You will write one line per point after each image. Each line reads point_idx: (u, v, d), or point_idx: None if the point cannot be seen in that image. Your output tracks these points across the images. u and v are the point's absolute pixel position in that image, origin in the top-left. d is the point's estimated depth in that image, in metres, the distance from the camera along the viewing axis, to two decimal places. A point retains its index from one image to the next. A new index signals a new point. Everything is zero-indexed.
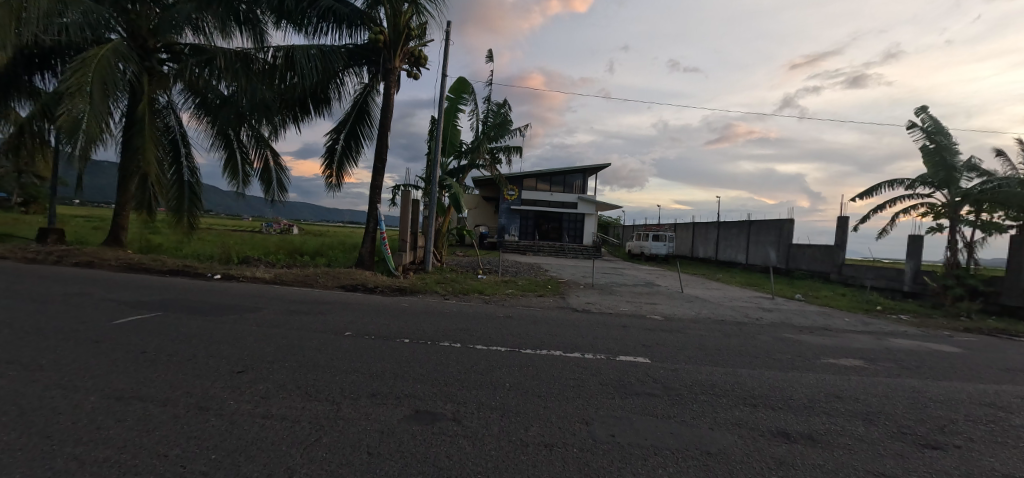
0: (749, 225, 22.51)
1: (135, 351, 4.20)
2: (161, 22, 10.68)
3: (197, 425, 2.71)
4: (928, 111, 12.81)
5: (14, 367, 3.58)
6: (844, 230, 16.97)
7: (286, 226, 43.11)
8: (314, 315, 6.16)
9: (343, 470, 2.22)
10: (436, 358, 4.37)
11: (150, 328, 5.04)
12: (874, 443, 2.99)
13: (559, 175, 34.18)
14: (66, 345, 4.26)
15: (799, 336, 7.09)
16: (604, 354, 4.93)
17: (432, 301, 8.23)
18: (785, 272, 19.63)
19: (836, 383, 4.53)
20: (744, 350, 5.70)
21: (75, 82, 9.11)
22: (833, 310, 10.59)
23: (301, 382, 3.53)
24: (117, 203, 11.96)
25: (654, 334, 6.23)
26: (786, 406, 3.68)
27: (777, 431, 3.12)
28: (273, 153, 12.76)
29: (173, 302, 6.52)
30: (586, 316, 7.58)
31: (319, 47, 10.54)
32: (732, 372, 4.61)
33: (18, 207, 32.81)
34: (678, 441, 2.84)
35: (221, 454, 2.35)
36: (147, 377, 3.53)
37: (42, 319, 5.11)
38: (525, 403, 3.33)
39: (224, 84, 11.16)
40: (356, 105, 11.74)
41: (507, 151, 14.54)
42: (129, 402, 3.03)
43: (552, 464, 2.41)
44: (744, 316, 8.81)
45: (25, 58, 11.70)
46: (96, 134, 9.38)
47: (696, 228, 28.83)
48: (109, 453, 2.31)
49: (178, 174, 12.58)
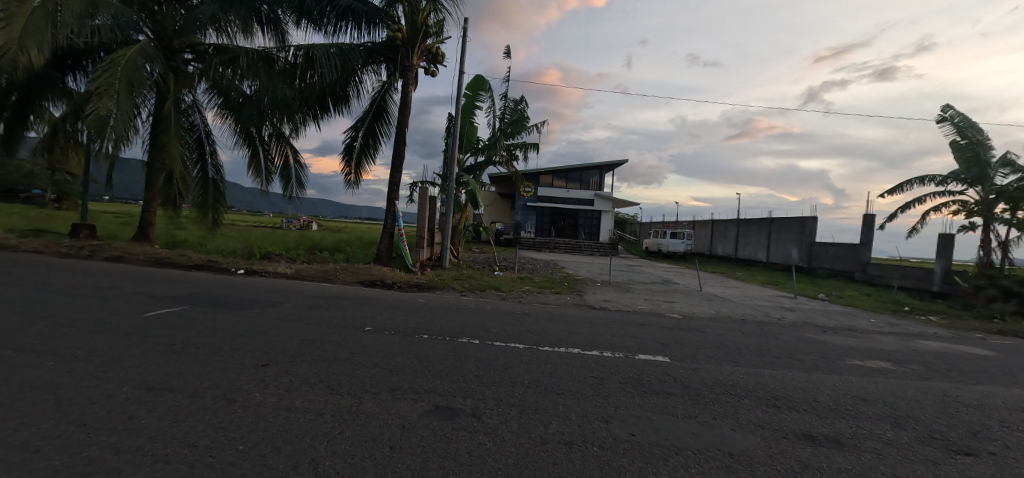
0: (769, 222, 22.06)
1: (165, 343, 4.35)
2: (186, 23, 10.91)
3: (225, 416, 2.79)
4: (954, 107, 12.35)
5: (51, 357, 3.74)
6: (870, 228, 16.46)
7: (305, 222, 43.99)
8: (333, 310, 6.25)
9: (367, 464, 2.25)
10: (454, 354, 4.41)
11: (178, 321, 5.23)
12: (902, 448, 2.90)
13: (575, 172, 33.98)
14: (99, 336, 4.44)
15: (823, 337, 6.90)
16: (623, 352, 4.88)
17: (449, 297, 8.30)
18: (807, 271, 19.18)
19: (861, 385, 4.40)
20: (765, 351, 5.58)
21: (105, 82, 9.43)
22: (857, 310, 10.31)
23: (323, 376, 3.59)
24: (144, 200, 12.25)
25: (673, 333, 6.15)
26: (811, 407, 3.60)
27: (801, 432, 3.06)
28: (294, 150, 12.98)
29: (199, 296, 6.73)
30: (603, 313, 7.51)
31: (337, 46, 10.65)
32: (753, 372, 4.52)
33: (51, 204, 33.70)
34: (700, 441, 2.80)
35: (249, 445, 2.42)
36: (176, 368, 3.66)
37: (77, 311, 5.35)
38: (544, 400, 3.32)
39: (246, 83, 11.38)
40: (374, 103, 11.86)
41: (523, 148, 14.48)
42: (157, 393, 3.12)
43: (572, 461, 2.40)
44: (764, 316, 8.60)
45: (57, 58, 12.08)
46: (123, 132, 9.67)
47: (715, 226, 28.33)
48: (142, 442, 2.40)
49: (203, 172, 12.85)
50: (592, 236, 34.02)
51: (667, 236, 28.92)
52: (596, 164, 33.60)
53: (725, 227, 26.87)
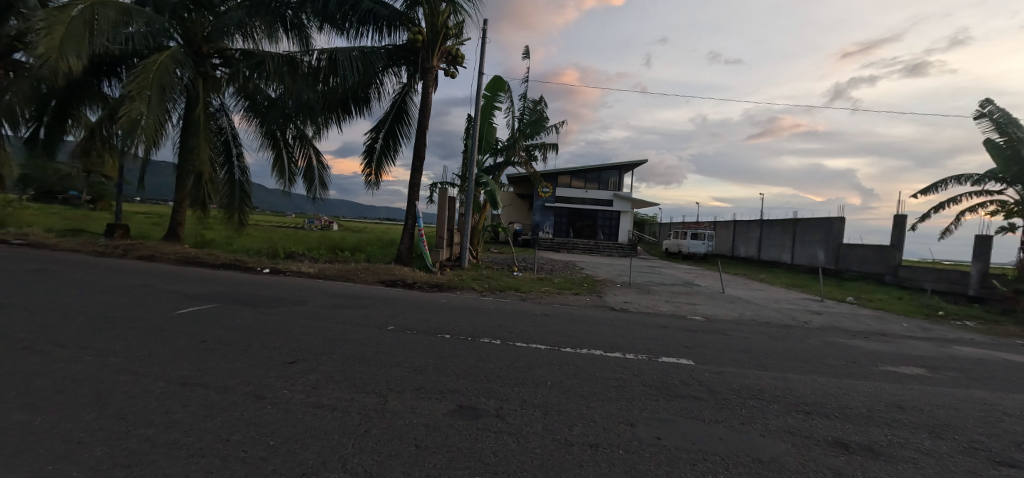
0: (794, 223, 21.49)
1: (196, 340, 4.47)
2: (215, 29, 11.24)
3: (256, 411, 2.86)
4: (994, 102, 11.83)
5: (90, 352, 3.89)
6: (901, 229, 15.88)
7: (326, 223, 44.78)
8: (356, 309, 6.34)
9: (394, 462, 2.27)
10: (476, 354, 4.42)
11: (207, 318, 5.37)
12: (942, 458, 2.78)
13: (593, 172, 33.77)
14: (134, 332, 4.59)
15: (852, 341, 6.68)
16: (645, 354, 4.82)
17: (470, 297, 8.35)
18: (833, 273, 18.62)
19: (896, 392, 4.24)
20: (793, 355, 5.44)
21: (137, 87, 9.78)
22: (888, 314, 9.96)
23: (348, 374, 3.65)
24: (174, 201, 12.66)
25: (697, 336, 6.05)
26: (843, 414, 3.49)
27: (833, 439, 2.97)
28: (316, 152, 13.23)
29: (227, 294, 6.92)
30: (624, 315, 7.44)
31: (359, 49, 10.81)
32: (781, 377, 4.41)
33: (86, 204, 35.26)
34: (727, 446, 2.74)
35: (279, 440, 2.47)
36: (208, 364, 3.76)
37: (113, 307, 5.56)
38: (568, 402, 3.30)
39: (271, 86, 11.66)
40: (395, 105, 12.01)
41: (542, 148, 14.46)
42: (191, 388, 3.22)
43: (598, 464, 2.37)
44: (790, 319, 8.38)
45: (95, 65, 12.55)
46: (153, 135, 9.99)
47: (737, 227, 27.75)
48: (177, 436, 2.47)
49: (230, 173, 13.20)
50: (611, 237, 33.73)
51: (688, 236, 28.46)
52: (614, 164, 33.32)
53: (748, 228, 26.30)
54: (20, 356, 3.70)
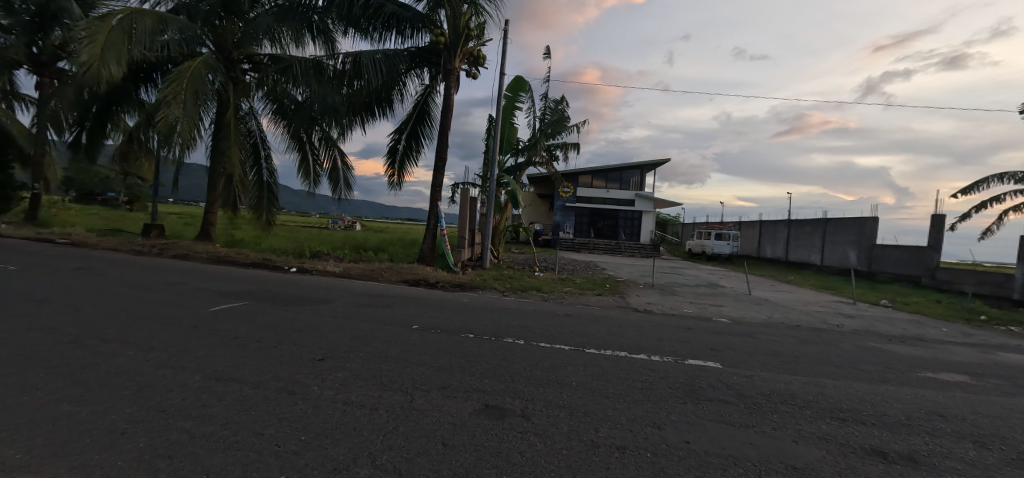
0: (823, 223, 20.82)
1: (229, 336, 4.63)
2: (244, 36, 11.60)
3: (288, 406, 2.94)
4: None
5: (131, 347, 4.06)
6: (939, 230, 15.21)
7: (349, 224, 45.62)
8: (381, 308, 6.44)
9: (422, 459, 2.30)
10: (500, 354, 4.44)
11: (240, 315, 5.55)
12: (990, 470, 2.65)
13: (614, 172, 33.46)
14: (171, 328, 4.78)
15: (888, 346, 6.44)
16: (671, 357, 4.74)
17: (493, 297, 8.38)
18: (866, 275, 17.96)
19: (937, 399, 4.05)
20: (825, 359, 5.26)
21: (172, 92, 10.17)
22: (925, 318, 9.56)
23: (375, 371, 3.72)
24: (207, 202, 13.12)
25: (723, 338, 5.92)
26: (881, 421, 3.36)
27: (870, 447, 2.87)
28: (341, 153, 13.52)
29: (257, 292, 7.13)
30: (649, 316, 7.34)
31: (383, 52, 10.99)
32: (813, 382, 4.27)
33: (123, 205, 36.95)
34: (759, 452, 2.68)
35: (310, 435, 2.53)
36: (241, 360, 3.88)
37: (151, 304, 5.80)
38: (593, 403, 3.28)
39: (298, 90, 11.96)
40: (417, 106, 12.15)
41: (563, 148, 14.40)
42: (225, 383, 3.33)
43: (626, 467, 2.35)
44: (820, 322, 8.12)
45: (133, 72, 13.03)
46: (188, 138, 10.38)
47: (764, 227, 27.05)
48: (214, 429, 2.56)
49: (258, 175, 13.60)
50: (632, 237, 33.34)
51: (711, 237, 27.91)
52: (636, 163, 32.92)
53: (775, 229, 25.61)
54: (67, 350, 3.90)
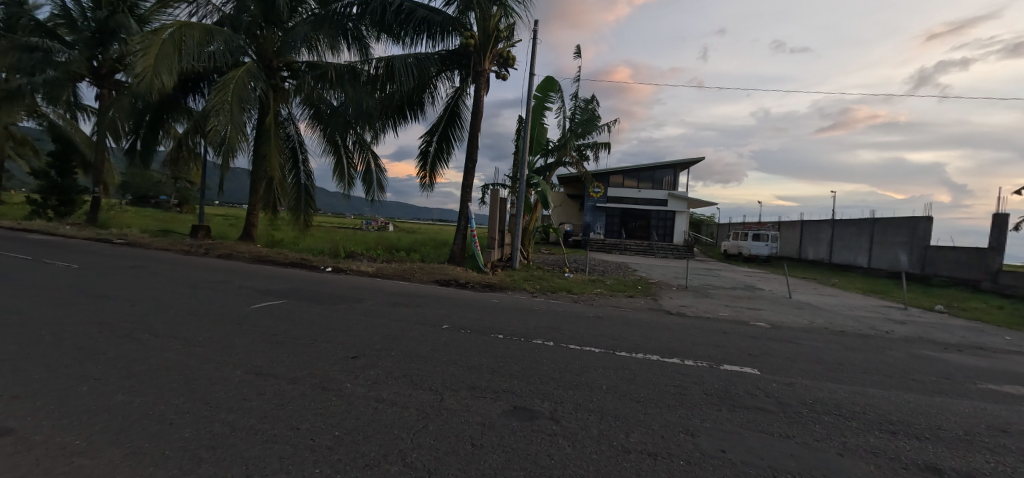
0: (871, 223, 19.68)
1: (268, 333, 4.83)
2: (284, 44, 12.09)
3: (322, 402, 3.04)
4: None
5: (180, 342, 4.31)
6: (1002, 230, 14.07)
7: (382, 225, 46.77)
8: (413, 307, 6.56)
9: (451, 458, 2.33)
10: (529, 355, 4.42)
11: (277, 313, 5.78)
12: None
13: (645, 171, 32.80)
14: (216, 325, 5.04)
15: (943, 355, 6.01)
16: (706, 361, 4.60)
17: (523, 297, 8.38)
18: (919, 278, 16.86)
19: (1000, 413, 3.75)
20: (873, 368, 4.96)
21: (220, 101, 10.73)
22: (986, 325, 8.88)
23: (406, 370, 3.79)
24: (249, 204, 13.75)
25: (762, 343, 5.69)
26: (936, 436, 3.13)
27: (922, 463, 2.68)
28: (375, 156, 13.91)
29: (296, 291, 7.40)
30: (684, 320, 7.14)
31: (414, 55, 11.21)
32: (860, 392, 4.04)
33: (175, 208, 39.18)
34: (800, 464, 2.55)
35: (344, 431, 2.60)
36: (279, 357, 4.04)
37: (198, 301, 6.13)
38: (624, 407, 3.23)
39: (334, 95, 12.37)
40: (448, 108, 12.31)
41: (593, 147, 14.24)
42: (264, 378, 3.48)
43: (657, 474, 2.30)
44: (869, 328, 7.66)
45: (182, 81, 13.84)
46: (235, 145, 10.95)
47: (805, 227, 25.83)
48: (254, 422, 2.68)
49: (297, 178, 14.14)
50: (665, 237, 32.57)
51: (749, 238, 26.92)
52: (668, 162, 32.13)
53: (818, 229, 24.40)
54: (123, 343, 4.17)
